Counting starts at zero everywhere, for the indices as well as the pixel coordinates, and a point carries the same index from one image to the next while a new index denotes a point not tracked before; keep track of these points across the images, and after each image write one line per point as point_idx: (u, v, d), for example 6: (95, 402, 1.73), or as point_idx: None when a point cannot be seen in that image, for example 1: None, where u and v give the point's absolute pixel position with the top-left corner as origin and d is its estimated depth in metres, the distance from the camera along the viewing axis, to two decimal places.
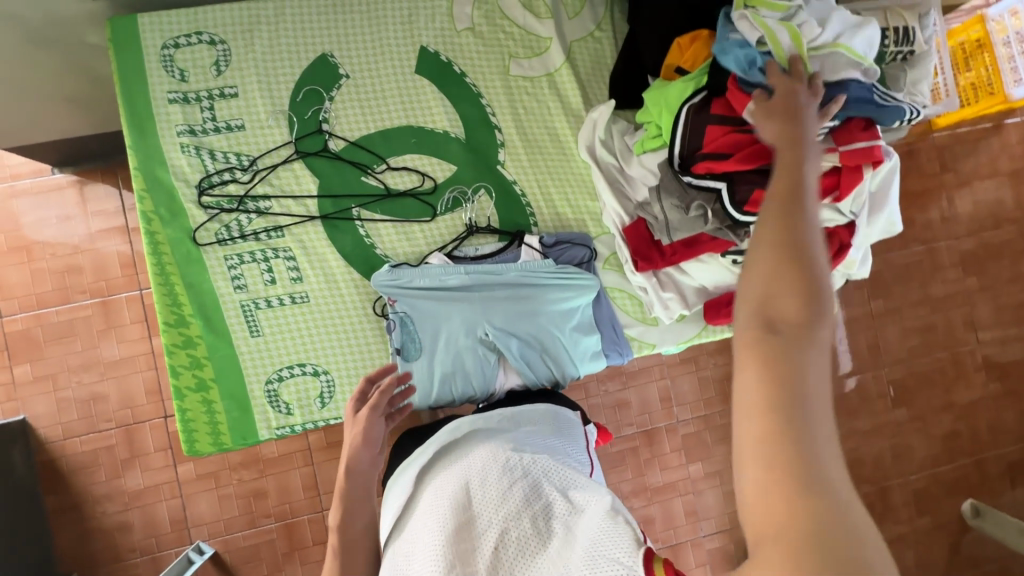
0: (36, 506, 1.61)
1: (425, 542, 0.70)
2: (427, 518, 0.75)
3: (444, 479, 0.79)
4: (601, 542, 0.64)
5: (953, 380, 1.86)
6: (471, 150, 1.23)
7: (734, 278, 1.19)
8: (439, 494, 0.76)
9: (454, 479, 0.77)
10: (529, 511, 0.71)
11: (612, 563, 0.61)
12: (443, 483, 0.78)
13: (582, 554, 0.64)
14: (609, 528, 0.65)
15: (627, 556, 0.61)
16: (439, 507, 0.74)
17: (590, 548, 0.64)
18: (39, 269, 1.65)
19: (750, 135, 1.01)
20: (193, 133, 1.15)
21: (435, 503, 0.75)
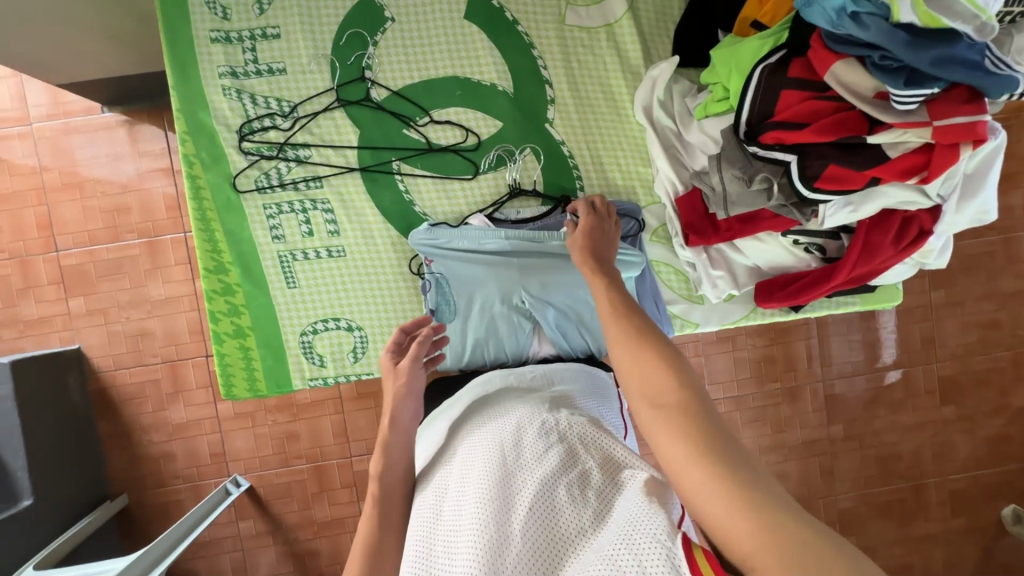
0: (90, 430, 1.72)
1: (457, 501, 0.69)
2: (458, 475, 0.73)
3: (475, 438, 0.78)
4: (639, 516, 0.58)
5: (1015, 382, 1.73)
6: (518, 105, 1.15)
7: (794, 259, 1.10)
8: (473, 454, 0.74)
9: (488, 440, 0.76)
10: (564, 475, 0.68)
11: (648, 538, 0.54)
12: (477, 443, 0.76)
13: (618, 527, 0.58)
14: (649, 505, 0.59)
15: (664, 532, 0.55)
16: (472, 466, 0.72)
17: (626, 521, 0.58)
18: (90, 206, 1.69)
19: (832, 101, 0.89)
20: (234, 75, 1.12)
21: (469, 463, 0.73)
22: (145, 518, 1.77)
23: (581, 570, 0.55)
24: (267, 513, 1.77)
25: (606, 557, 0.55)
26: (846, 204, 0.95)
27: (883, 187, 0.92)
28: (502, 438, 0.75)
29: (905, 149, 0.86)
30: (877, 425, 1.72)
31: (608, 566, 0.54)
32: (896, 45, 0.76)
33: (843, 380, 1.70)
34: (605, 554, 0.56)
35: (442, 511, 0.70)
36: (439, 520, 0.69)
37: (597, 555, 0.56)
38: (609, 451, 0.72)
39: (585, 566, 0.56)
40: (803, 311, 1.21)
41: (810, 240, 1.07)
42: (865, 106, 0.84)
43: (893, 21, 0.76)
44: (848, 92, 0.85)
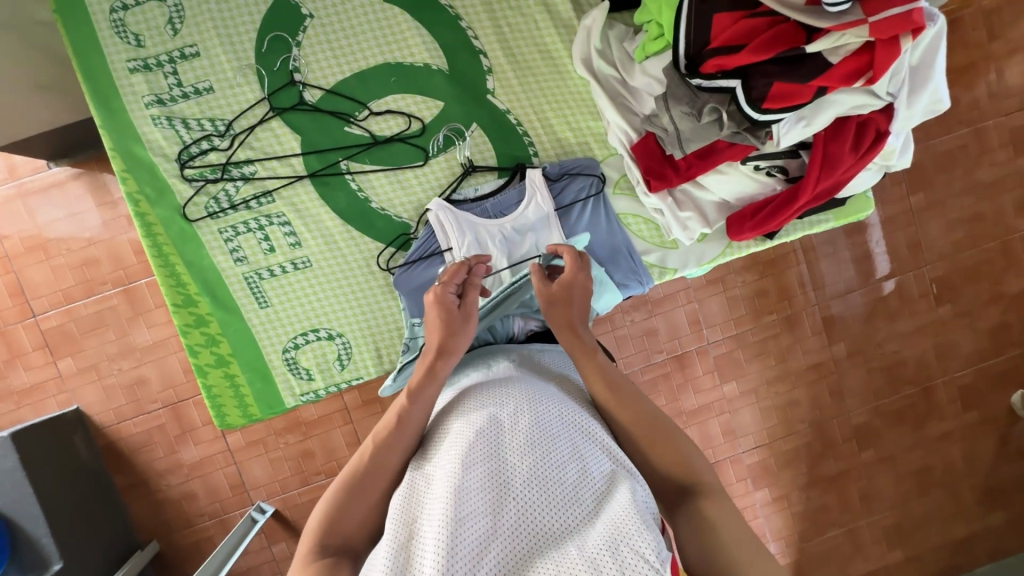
0: (106, 485, 1.72)
1: (447, 471, 0.67)
2: (448, 451, 0.71)
3: (471, 415, 0.75)
4: (627, 526, 0.59)
5: (1004, 269, 1.73)
6: (455, 82, 1.13)
7: (758, 186, 1.08)
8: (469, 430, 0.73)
9: (485, 416, 0.73)
10: (556, 464, 0.68)
11: (635, 554, 0.56)
12: (474, 417, 0.74)
13: (604, 530, 0.60)
14: (641, 517, 0.61)
15: (653, 552, 0.56)
16: (465, 441, 0.71)
17: (615, 527, 0.60)
18: (59, 265, 1.66)
19: (766, 17, 0.87)
20: (161, 103, 1.08)
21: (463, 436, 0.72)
22: (180, 559, 1.78)
23: (563, 563, 0.57)
24: (298, 532, 1.79)
25: (591, 558, 0.56)
26: (798, 119, 0.93)
27: (832, 96, 0.91)
28: (498, 416, 0.73)
29: (845, 53, 0.84)
30: (877, 336, 1.73)
31: (591, 568, 0.55)
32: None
33: (837, 299, 1.70)
34: (587, 553, 0.57)
35: (426, 487, 0.68)
36: (423, 496, 0.68)
37: (578, 551, 0.58)
38: (602, 447, 0.73)
39: (567, 561, 0.57)
40: (777, 238, 1.20)
41: (770, 163, 1.05)
42: (798, 15, 0.83)
43: None
44: (780, 5, 0.84)
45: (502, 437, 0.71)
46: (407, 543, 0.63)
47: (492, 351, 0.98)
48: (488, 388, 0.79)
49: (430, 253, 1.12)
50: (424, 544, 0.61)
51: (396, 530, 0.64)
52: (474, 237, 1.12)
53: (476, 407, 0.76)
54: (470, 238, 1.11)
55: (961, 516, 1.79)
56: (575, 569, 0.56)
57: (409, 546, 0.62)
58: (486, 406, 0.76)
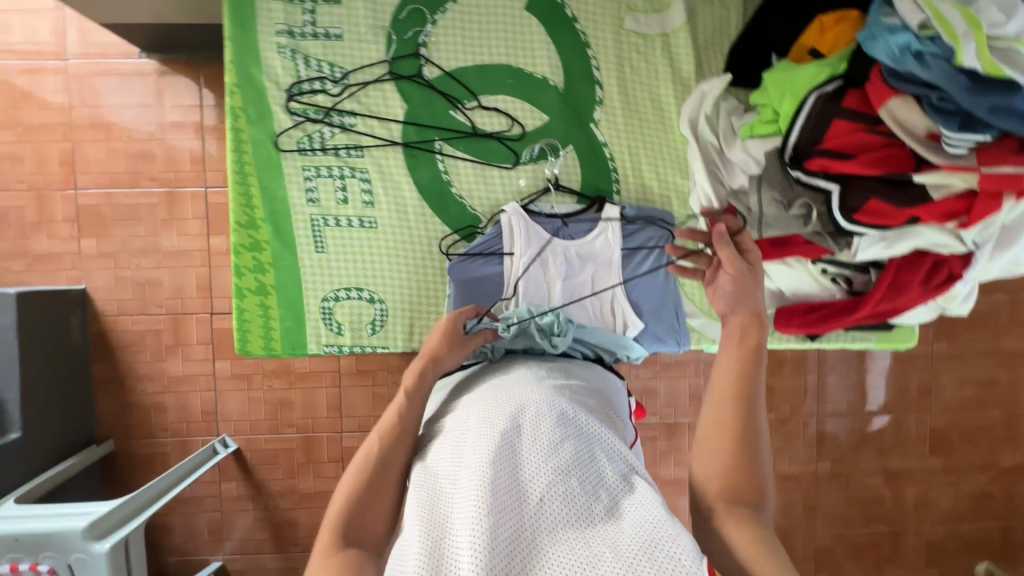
0: (85, 371, 1.71)
1: (472, 470, 0.69)
2: (474, 450, 0.72)
3: (493, 418, 0.76)
4: (657, 530, 0.61)
5: (1003, 441, 1.75)
6: (565, 102, 1.16)
7: (819, 288, 1.12)
8: (492, 429, 0.74)
9: (506, 419, 0.75)
10: (579, 466, 0.69)
11: (668, 554, 0.57)
12: (496, 418, 0.76)
13: (634, 532, 0.61)
14: (670, 521, 0.62)
15: (687, 554, 0.57)
16: (487, 440, 0.72)
17: (643, 531, 0.61)
18: (115, 149, 1.68)
19: (883, 136, 0.90)
20: (291, 35, 1.12)
21: (484, 435, 0.73)
22: (128, 466, 1.77)
23: (594, 561, 0.57)
24: (250, 477, 1.77)
25: (624, 558, 0.57)
26: (881, 239, 0.96)
27: (920, 228, 0.94)
28: (519, 418, 0.76)
29: (947, 193, 0.87)
30: (864, 466, 1.73)
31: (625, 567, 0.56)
32: (953, 85, 0.78)
33: (836, 418, 1.71)
34: (620, 554, 0.58)
35: (453, 488, 0.69)
36: (449, 497, 0.68)
37: (610, 550, 0.59)
38: (618, 453, 0.75)
39: (598, 559, 0.58)
40: (818, 341, 1.23)
41: (838, 271, 1.08)
42: (916, 145, 0.85)
43: (958, 65, 0.78)
44: (901, 129, 0.86)
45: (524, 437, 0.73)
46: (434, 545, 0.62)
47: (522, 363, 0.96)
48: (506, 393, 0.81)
49: (491, 252, 1.13)
50: (454, 545, 0.61)
51: (421, 533, 0.64)
52: (536, 248, 1.14)
53: (498, 410, 0.78)
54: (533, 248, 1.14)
55: None
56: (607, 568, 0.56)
57: (437, 547, 0.62)
58: (509, 409, 0.77)
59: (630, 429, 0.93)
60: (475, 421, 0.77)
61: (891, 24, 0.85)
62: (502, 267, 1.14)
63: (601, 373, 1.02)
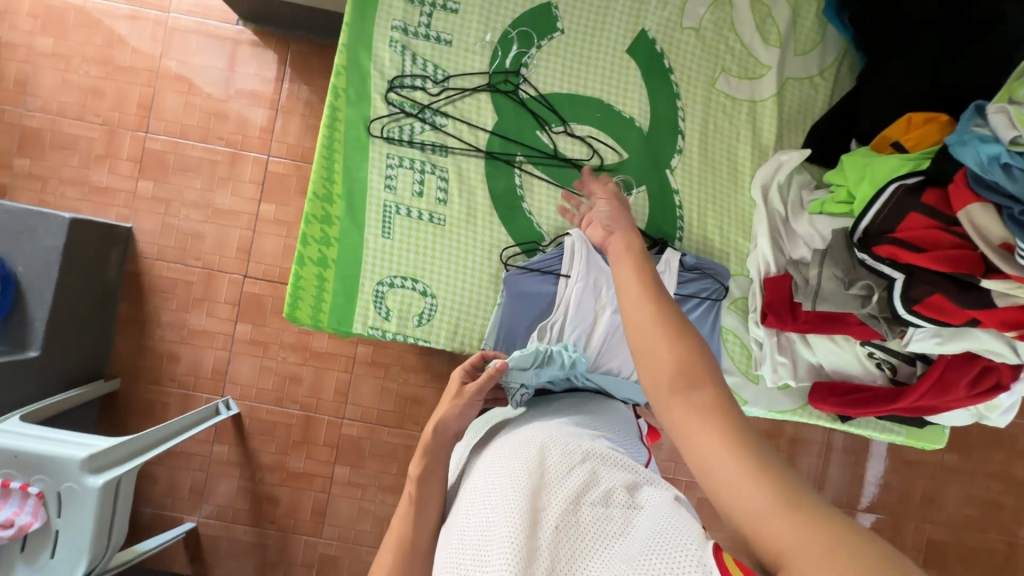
0: (111, 306, 1.74)
1: (487, 507, 0.70)
2: (485, 492, 0.73)
3: (500, 459, 0.78)
4: (669, 532, 0.61)
5: (1001, 567, 1.71)
6: (647, 145, 1.21)
7: (862, 370, 1.13)
8: (501, 463, 0.77)
9: (513, 454, 0.77)
10: (586, 485, 0.71)
11: (681, 553, 0.58)
12: (503, 456, 0.78)
13: (646, 538, 0.62)
14: (680, 521, 0.63)
15: (697, 543, 0.58)
16: (498, 477, 0.74)
17: (655, 534, 0.62)
18: (192, 103, 1.75)
19: (956, 237, 0.92)
20: (405, 32, 1.18)
21: (494, 475, 0.75)
22: (127, 408, 1.77)
23: None
24: (244, 444, 1.77)
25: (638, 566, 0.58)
26: (934, 335, 0.98)
27: (977, 331, 0.95)
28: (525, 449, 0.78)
29: (1012, 303, 0.88)
30: None
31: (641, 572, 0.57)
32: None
33: (836, 508, 1.69)
34: (637, 564, 0.59)
35: (470, 532, 0.69)
36: (467, 542, 0.68)
37: (626, 564, 0.59)
38: (625, 471, 0.75)
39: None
40: (848, 424, 1.23)
41: (885, 357, 1.09)
42: (989, 252, 0.87)
43: None
44: (976, 234, 0.88)
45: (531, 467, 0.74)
46: None
47: (534, 409, 0.97)
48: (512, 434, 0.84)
49: (549, 271, 1.17)
50: None
51: None
52: (591, 278, 1.16)
53: (503, 450, 0.80)
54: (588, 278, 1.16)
55: None
56: None
57: None
58: (514, 447, 0.79)
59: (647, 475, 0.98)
60: (487, 460, 0.80)
61: (981, 132, 0.89)
62: (556, 288, 1.17)
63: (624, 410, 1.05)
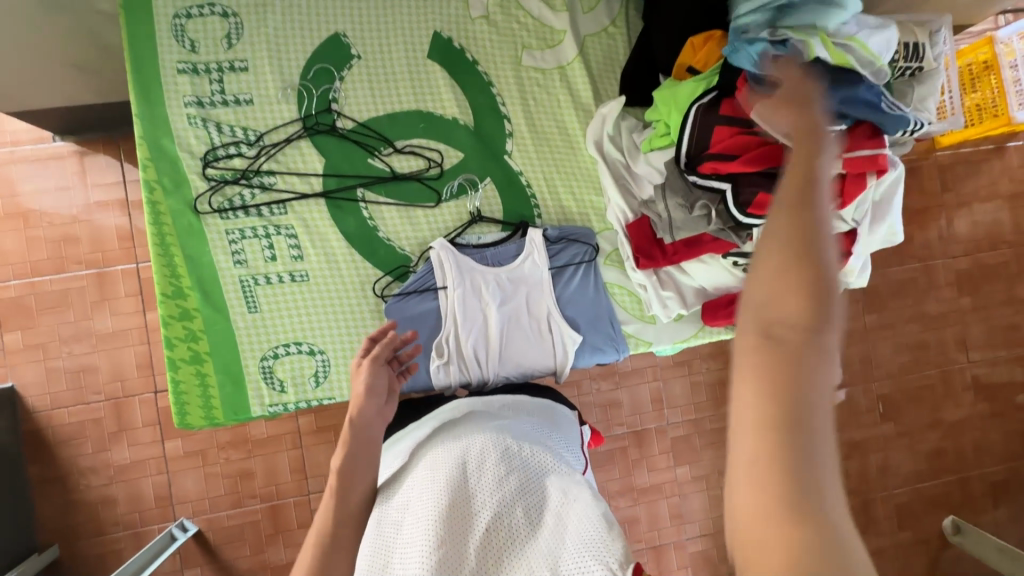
0: (20, 475, 1.59)
1: (420, 520, 0.72)
2: (419, 497, 0.76)
3: (436, 463, 0.79)
4: (592, 546, 0.64)
5: (943, 397, 1.87)
6: (478, 139, 1.23)
7: (734, 280, 1.19)
8: (437, 468, 0.78)
9: (450, 459, 0.78)
10: (522, 501, 0.72)
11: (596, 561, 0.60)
12: (440, 462, 0.79)
13: (572, 555, 0.64)
14: (604, 532, 0.65)
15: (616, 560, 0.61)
16: (435, 488, 0.75)
17: (581, 548, 0.64)
18: (34, 237, 1.61)
19: (757, 137, 0.99)
20: (200, 105, 1.14)
21: (427, 481, 0.77)
22: (78, 570, 1.63)
23: None
24: (217, 559, 1.66)
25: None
26: None
27: None
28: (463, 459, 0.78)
29: None
30: None
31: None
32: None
33: None
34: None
35: (402, 536, 0.73)
36: (399, 545, 0.72)
37: None
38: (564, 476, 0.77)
39: None
40: None
41: (747, 261, 1.16)
42: (783, 140, 0.95)
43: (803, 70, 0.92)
44: (768, 128, 0.96)
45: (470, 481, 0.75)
46: None
47: (476, 408, 0.95)
48: (450, 437, 0.84)
49: (426, 288, 1.17)
50: None
51: None
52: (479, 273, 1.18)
53: (440, 455, 0.80)
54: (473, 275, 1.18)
55: None
56: None
57: None
58: (450, 452, 0.80)
59: (579, 458, 1.00)
60: (425, 464, 0.80)
61: (748, 36, 0.98)
62: (438, 302, 1.17)
63: (546, 406, 1.04)
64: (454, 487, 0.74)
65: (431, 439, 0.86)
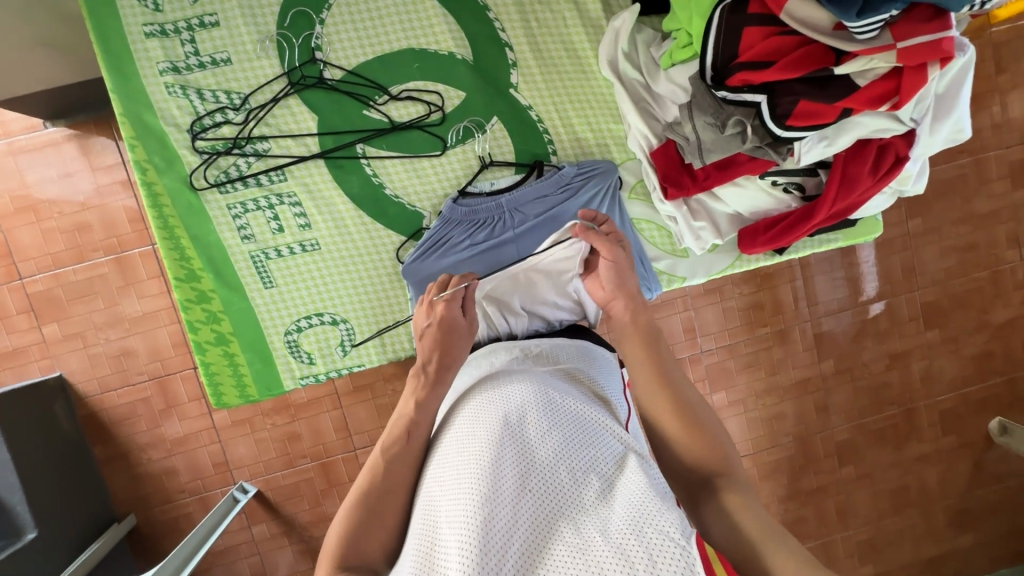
0: (86, 455, 1.67)
1: (461, 468, 0.68)
2: (462, 447, 0.71)
3: (479, 413, 0.75)
4: (646, 509, 0.60)
5: (993, 299, 1.77)
6: (480, 73, 1.11)
7: (774, 202, 1.10)
8: (480, 417, 0.74)
9: (494, 409, 0.74)
10: (569, 454, 0.68)
11: (659, 534, 0.57)
12: (482, 410, 0.75)
13: (624, 517, 0.60)
14: (658, 499, 0.61)
15: (678, 531, 0.57)
16: (480, 437, 0.71)
17: (633, 511, 0.60)
18: (49, 228, 1.59)
19: (795, 39, 0.86)
20: (176, 71, 1.05)
21: (471, 431, 0.73)
22: (155, 535, 1.74)
23: (588, 551, 0.57)
24: (279, 514, 1.75)
25: (614, 543, 0.57)
26: (821, 139, 0.94)
27: (857, 117, 0.91)
28: (506, 408, 0.74)
29: (874, 76, 0.84)
30: (867, 355, 1.75)
31: (616, 552, 0.56)
32: None
33: (831, 315, 1.72)
34: (611, 535, 0.58)
35: (445, 486, 0.68)
36: (442, 496, 0.68)
37: (603, 537, 0.58)
38: (613, 434, 0.74)
39: (591, 547, 0.57)
40: (786, 254, 1.23)
41: (788, 180, 1.06)
42: (823, 39, 0.82)
43: None
44: (804, 27, 0.83)
45: (514, 429, 0.71)
46: (433, 548, 0.62)
47: (511, 355, 0.92)
48: (492, 386, 0.80)
49: (443, 244, 1.11)
50: (448, 544, 0.61)
51: (419, 541, 0.64)
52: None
53: (484, 404, 0.76)
54: (501, 297, 1.06)
55: (931, 537, 1.84)
56: (601, 555, 0.56)
57: (434, 553, 0.62)
58: (494, 401, 0.76)
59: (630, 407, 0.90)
60: (468, 414, 0.77)
61: None
62: (454, 259, 1.11)
63: (584, 347, 0.96)
64: (498, 439, 0.69)
65: (471, 389, 0.82)
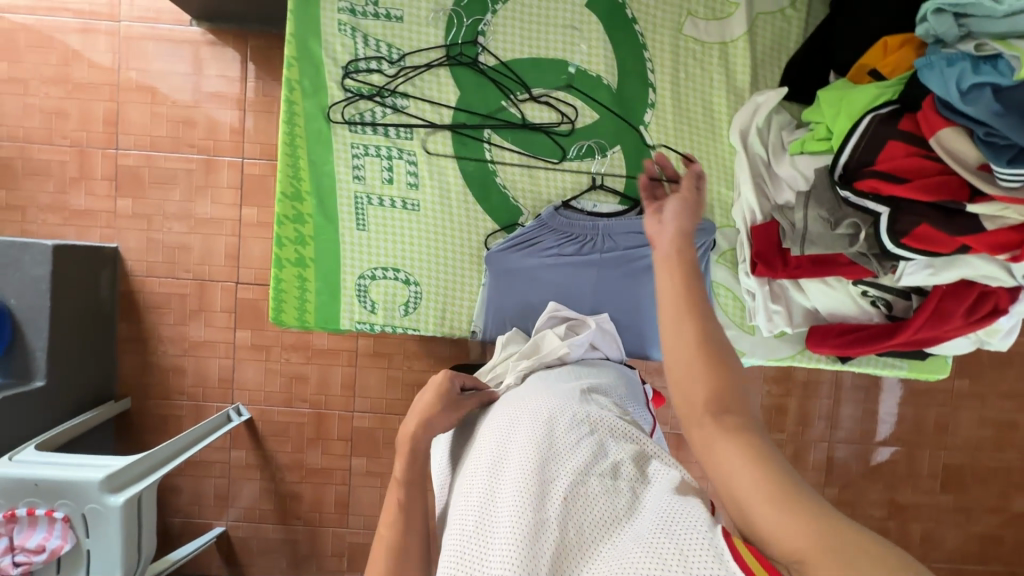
0: (110, 328, 1.72)
1: (491, 488, 0.68)
2: (490, 465, 0.71)
3: (505, 431, 0.75)
4: (675, 510, 0.58)
5: (1018, 485, 1.72)
6: (619, 102, 1.17)
7: (857, 310, 1.12)
8: (507, 433, 0.75)
9: (519, 428, 0.75)
10: (595, 466, 0.67)
11: (688, 527, 0.54)
12: (509, 429, 0.75)
13: (654, 520, 0.58)
14: (685, 500, 0.59)
15: (704, 523, 0.55)
16: (509, 456, 0.71)
17: (662, 514, 0.58)
18: (158, 113, 1.68)
19: (937, 166, 0.89)
20: (352, 13, 1.13)
21: (499, 450, 0.73)
22: (141, 426, 1.77)
23: (621, 556, 0.55)
24: (261, 447, 1.77)
25: (646, 543, 0.55)
26: (927, 266, 0.96)
27: (971, 257, 0.93)
28: (532, 425, 0.74)
29: (1002, 225, 0.86)
30: (873, 495, 1.71)
31: (647, 551, 0.54)
32: (1000, 124, 0.78)
33: (849, 444, 1.69)
34: (643, 540, 0.56)
35: (477, 504, 0.68)
36: (475, 513, 0.67)
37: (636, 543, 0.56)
38: (638, 448, 0.73)
39: (624, 554, 0.55)
40: (849, 364, 1.23)
41: (879, 294, 1.08)
42: (966, 174, 0.85)
43: (993, 109, 0.79)
44: (952, 158, 0.86)
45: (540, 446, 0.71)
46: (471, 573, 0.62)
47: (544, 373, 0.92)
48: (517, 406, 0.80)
49: (533, 243, 1.15)
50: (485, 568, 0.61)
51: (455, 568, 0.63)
52: (569, 287, 1.17)
53: (510, 423, 0.77)
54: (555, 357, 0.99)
55: None
56: (633, 554, 0.54)
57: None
58: (520, 420, 0.76)
59: (648, 417, 0.94)
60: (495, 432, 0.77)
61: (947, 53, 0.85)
62: (540, 260, 1.16)
63: (619, 369, 1.00)
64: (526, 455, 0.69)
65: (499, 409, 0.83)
